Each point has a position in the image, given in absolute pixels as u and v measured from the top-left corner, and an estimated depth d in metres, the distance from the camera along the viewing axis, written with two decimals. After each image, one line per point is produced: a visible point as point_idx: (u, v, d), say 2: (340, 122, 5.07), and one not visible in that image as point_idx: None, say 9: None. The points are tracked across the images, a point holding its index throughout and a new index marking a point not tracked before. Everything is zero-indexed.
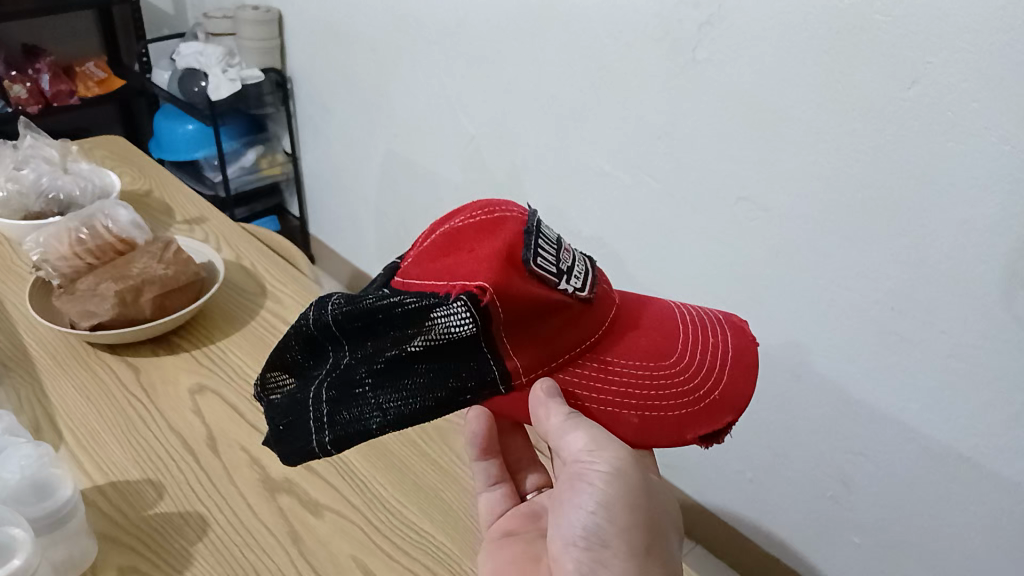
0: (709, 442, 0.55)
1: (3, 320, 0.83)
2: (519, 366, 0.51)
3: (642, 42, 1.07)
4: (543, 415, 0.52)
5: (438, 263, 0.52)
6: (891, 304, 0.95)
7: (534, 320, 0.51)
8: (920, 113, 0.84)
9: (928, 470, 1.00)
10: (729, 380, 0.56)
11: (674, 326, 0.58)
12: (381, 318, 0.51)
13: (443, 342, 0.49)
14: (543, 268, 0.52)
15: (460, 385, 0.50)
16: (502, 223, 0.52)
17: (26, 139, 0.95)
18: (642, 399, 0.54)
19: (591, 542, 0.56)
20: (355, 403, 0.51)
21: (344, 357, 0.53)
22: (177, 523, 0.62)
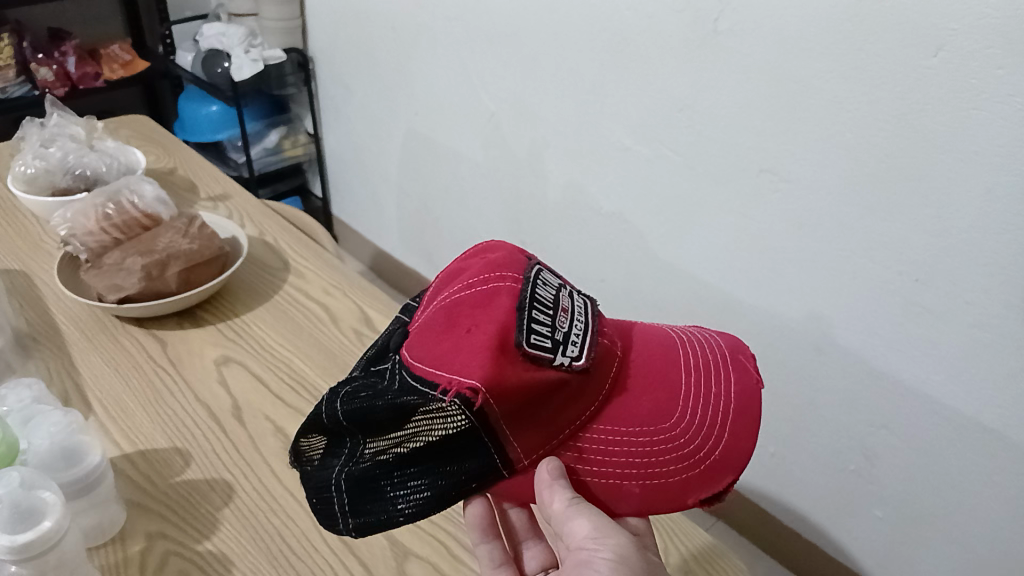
0: (709, 503, 0.54)
1: (32, 294, 0.84)
2: (522, 453, 0.50)
3: (662, 13, 1.06)
4: (546, 499, 0.50)
5: (432, 342, 0.50)
6: (915, 276, 0.94)
7: (533, 406, 0.49)
8: (943, 81, 0.83)
9: (953, 444, 0.99)
10: (730, 438, 0.54)
11: (675, 374, 0.56)
12: (383, 414, 0.50)
13: (443, 439, 0.48)
14: (539, 346, 0.50)
15: (466, 475, 0.49)
16: (496, 300, 0.51)
17: (52, 117, 0.97)
18: (643, 468, 0.53)
19: None
20: (369, 494, 0.51)
21: (358, 446, 0.52)
22: (204, 490, 0.63)
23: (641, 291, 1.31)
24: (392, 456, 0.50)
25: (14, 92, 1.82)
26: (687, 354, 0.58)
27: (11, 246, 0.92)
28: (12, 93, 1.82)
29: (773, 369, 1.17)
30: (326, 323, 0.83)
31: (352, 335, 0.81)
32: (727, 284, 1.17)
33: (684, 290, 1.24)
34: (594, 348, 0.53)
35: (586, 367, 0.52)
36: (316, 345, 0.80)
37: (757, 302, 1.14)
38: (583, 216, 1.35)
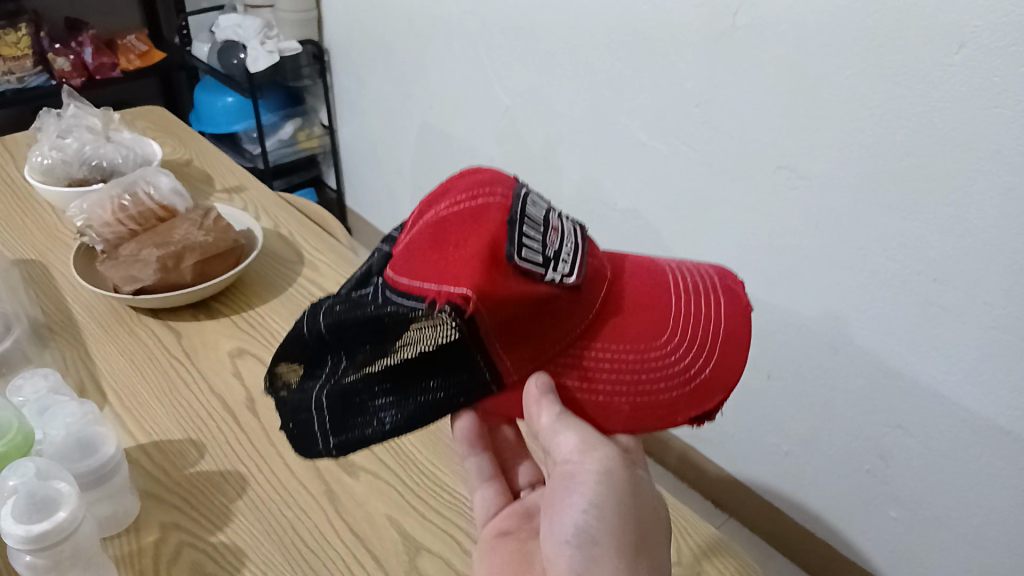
0: (699, 422, 0.54)
1: (48, 284, 0.85)
2: (510, 367, 0.49)
3: (681, 8, 1.05)
4: (535, 413, 0.50)
5: (417, 255, 0.49)
6: (933, 275, 0.93)
7: (524, 320, 0.48)
8: (966, 78, 0.82)
9: (969, 445, 0.98)
10: (720, 358, 0.54)
11: (666, 297, 0.55)
12: (368, 327, 0.48)
13: (432, 352, 0.47)
14: (530, 260, 0.48)
15: (453, 391, 0.49)
16: (485, 212, 0.49)
17: (69, 108, 0.97)
18: (633, 386, 0.52)
19: (583, 540, 0.52)
20: (353, 409, 0.50)
21: (342, 364, 0.51)
22: (218, 481, 0.63)
23: None
24: (378, 370, 0.49)
25: (32, 82, 1.83)
26: (675, 279, 0.58)
27: (28, 236, 0.92)
28: (30, 83, 1.83)
29: (787, 367, 1.16)
30: None
31: None
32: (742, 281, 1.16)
33: None
34: (584, 271, 0.52)
35: (576, 285, 0.51)
36: None
37: (772, 300, 1.13)
38: (598, 211, 1.35)
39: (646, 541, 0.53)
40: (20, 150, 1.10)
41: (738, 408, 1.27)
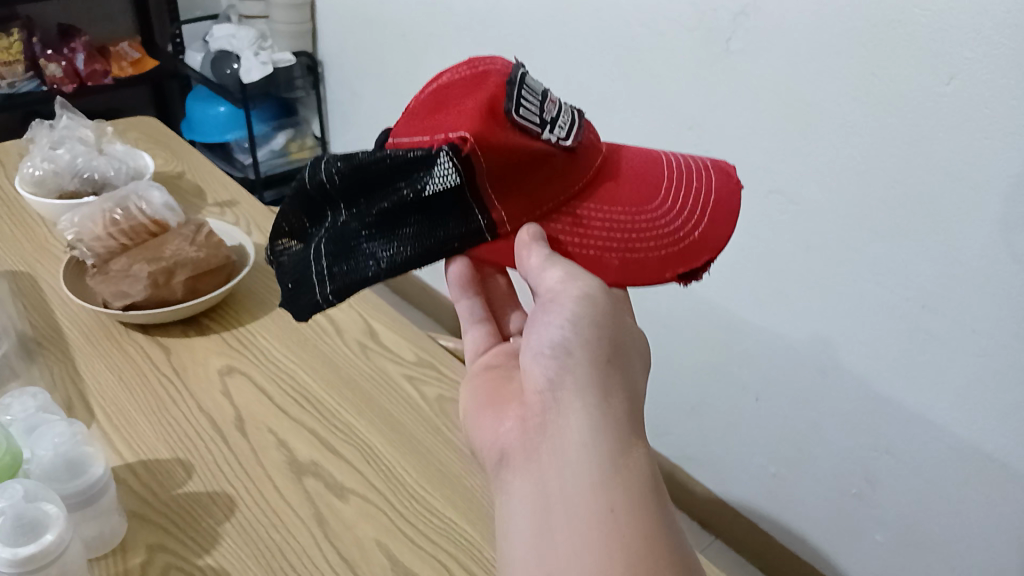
0: (688, 280, 0.58)
1: (37, 297, 0.84)
2: (504, 216, 0.56)
3: (676, 32, 1.06)
4: (525, 257, 0.55)
5: (426, 119, 0.57)
6: (922, 302, 0.94)
7: (518, 170, 0.55)
8: (956, 109, 0.83)
9: (955, 470, 0.99)
10: (710, 223, 0.58)
11: (660, 172, 0.60)
12: (371, 172, 0.54)
13: (432, 196, 0.54)
14: (526, 118, 0.55)
15: (448, 234, 0.55)
16: (485, 77, 0.56)
17: (62, 119, 0.97)
18: (624, 242, 0.57)
19: (557, 353, 0.55)
20: (349, 251, 0.55)
21: (341, 216, 0.57)
22: (206, 503, 0.63)
23: (645, 307, 1.31)
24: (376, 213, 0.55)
25: (22, 88, 1.82)
26: (673, 158, 0.62)
27: (17, 247, 0.92)
28: (20, 89, 1.82)
29: (776, 389, 1.16)
30: (331, 334, 0.83)
31: (357, 348, 0.81)
32: (732, 302, 1.16)
33: (688, 307, 1.23)
34: (580, 137, 0.58)
35: (571, 147, 0.57)
36: (320, 358, 0.79)
37: (762, 322, 1.13)
38: None
39: (616, 357, 0.56)
40: (11, 160, 1.09)
41: (727, 428, 1.27)
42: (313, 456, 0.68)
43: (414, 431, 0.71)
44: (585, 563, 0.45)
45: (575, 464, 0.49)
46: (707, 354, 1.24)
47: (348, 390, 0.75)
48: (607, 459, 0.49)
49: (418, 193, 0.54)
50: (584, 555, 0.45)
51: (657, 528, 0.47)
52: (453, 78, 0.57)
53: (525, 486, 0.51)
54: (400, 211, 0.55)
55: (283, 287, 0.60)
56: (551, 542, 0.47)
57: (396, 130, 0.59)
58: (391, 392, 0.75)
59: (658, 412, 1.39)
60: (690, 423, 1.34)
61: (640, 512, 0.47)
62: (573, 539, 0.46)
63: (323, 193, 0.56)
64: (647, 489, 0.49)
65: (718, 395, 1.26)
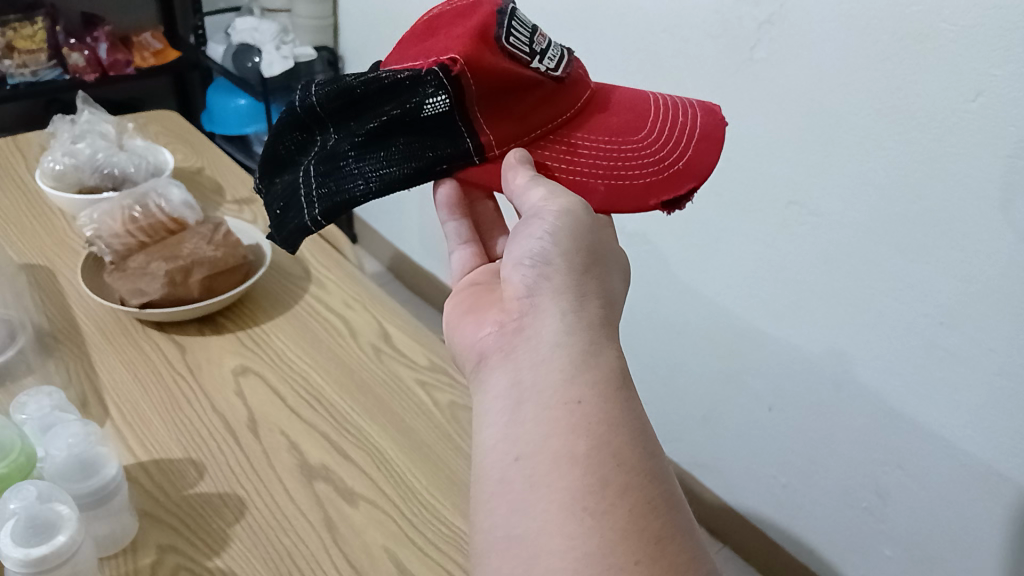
0: (672, 209, 0.61)
1: (54, 291, 0.85)
2: (492, 140, 0.59)
3: (700, 39, 1.05)
4: (510, 179, 0.58)
5: (419, 46, 0.60)
6: (940, 318, 0.93)
7: (507, 93, 0.58)
8: (981, 125, 0.82)
9: (967, 487, 0.98)
10: (692, 153, 0.62)
11: (645, 110, 0.64)
12: (360, 93, 0.58)
13: (421, 118, 0.58)
14: (515, 47, 0.59)
15: (435, 155, 0.58)
16: (476, 7, 0.59)
17: (84, 114, 0.97)
18: (609, 168, 0.61)
19: (535, 261, 0.54)
20: (338, 173, 0.59)
21: (331, 138, 0.60)
22: (216, 504, 0.63)
23: (660, 313, 1.30)
24: (365, 135, 0.59)
25: (46, 76, 1.83)
26: (661, 96, 0.67)
27: (36, 240, 0.92)
28: (43, 77, 1.83)
29: (789, 400, 1.16)
30: (345, 336, 0.83)
31: (371, 351, 0.81)
32: (748, 312, 1.16)
33: (704, 315, 1.23)
34: (567, 69, 0.62)
35: (559, 79, 0.61)
36: (334, 360, 0.80)
37: (777, 333, 1.13)
38: None
39: (594, 265, 0.55)
40: (34, 151, 1.10)
41: (738, 437, 1.27)
42: (324, 460, 0.68)
43: (425, 437, 0.71)
44: (552, 447, 0.44)
45: (548, 358, 0.48)
46: (721, 362, 1.23)
47: (360, 393, 0.76)
48: (579, 353, 0.48)
49: (408, 115, 0.58)
50: (553, 441, 0.44)
51: (627, 420, 0.46)
52: (445, 11, 0.61)
53: (499, 382, 0.50)
54: (386, 130, 0.58)
55: (272, 212, 0.63)
56: (520, 431, 0.46)
57: (388, 60, 0.63)
58: (403, 397, 0.76)
59: (669, 417, 1.38)
60: (701, 430, 1.33)
61: (610, 401, 0.46)
62: (542, 425, 0.45)
63: (314, 115, 0.60)
64: (619, 384, 0.47)
65: (731, 403, 1.25)
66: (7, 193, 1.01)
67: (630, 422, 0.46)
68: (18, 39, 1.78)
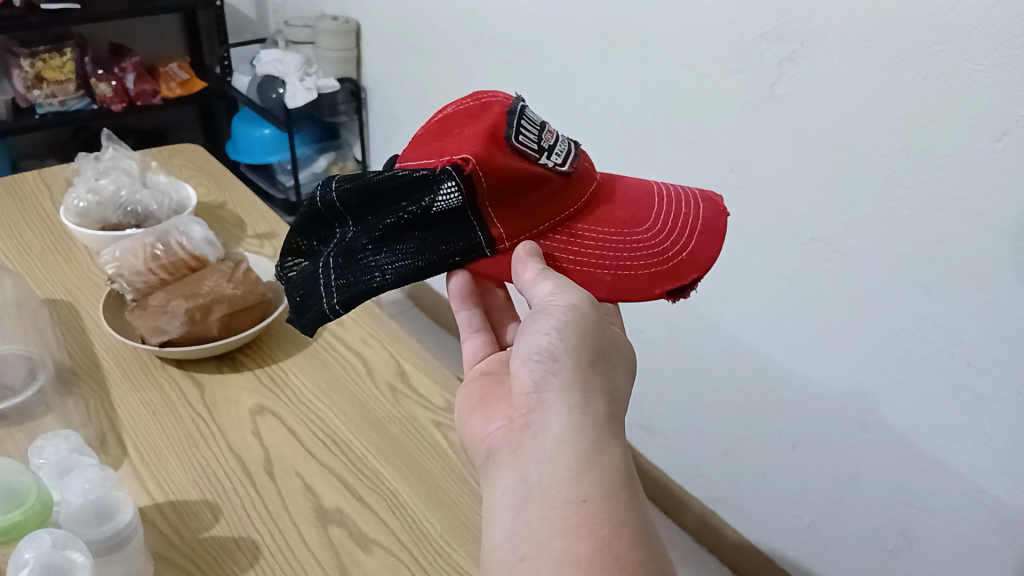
0: (675, 297, 0.63)
1: (76, 328, 0.85)
2: (504, 233, 0.60)
3: (721, 73, 1.05)
4: (520, 272, 0.59)
5: (430, 144, 0.62)
6: (967, 360, 0.91)
7: (517, 191, 0.59)
8: (1008, 166, 0.81)
9: (995, 533, 0.96)
10: (696, 245, 0.64)
11: (649, 201, 0.66)
12: (379, 191, 0.60)
13: (435, 214, 0.59)
14: (525, 145, 0.60)
15: (449, 249, 0.59)
16: (487, 110, 0.62)
17: (108, 151, 0.99)
18: (617, 260, 0.62)
19: (543, 359, 0.57)
20: (356, 264, 0.60)
21: (349, 231, 0.62)
22: (231, 548, 0.63)
23: (681, 348, 1.29)
24: (381, 229, 0.60)
25: (73, 106, 1.86)
26: (662, 187, 0.68)
27: (59, 275, 0.93)
28: (71, 107, 1.86)
29: (813, 439, 1.14)
30: (362, 374, 0.83)
31: (387, 390, 0.81)
32: (771, 349, 1.14)
33: (726, 350, 1.21)
34: (574, 164, 0.63)
35: (567, 173, 0.62)
36: (350, 400, 0.79)
37: (800, 370, 1.11)
38: None
39: (599, 363, 0.58)
40: (60, 185, 1.12)
41: (761, 475, 1.25)
42: (339, 504, 0.68)
43: (441, 480, 0.71)
44: (558, 548, 0.47)
45: (554, 458, 0.52)
46: (743, 398, 1.22)
47: (377, 434, 0.75)
48: (583, 455, 0.52)
49: (422, 211, 0.59)
50: (558, 542, 0.48)
51: (628, 521, 0.49)
52: (457, 110, 0.63)
53: (508, 478, 0.54)
54: (402, 226, 0.59)
55: (293, 301, 0.65)
56: (527, 531, 0.49)
57: (403, 155, 0.65)
58: (419, 439, 0.75)
59: (691, 453, 1.37)
60: (723, 467, 1.31)
61: (611, 503, 0.49)
62: (548, 525, 0.49)
63: (334, 211, 0.62)
64: (622, 484, 0.51)
65: (753, 441, 1.23)
66: (33, 228, 1.02)
67: (631, 523, 0.49)
68: (46, 69, 1.82)
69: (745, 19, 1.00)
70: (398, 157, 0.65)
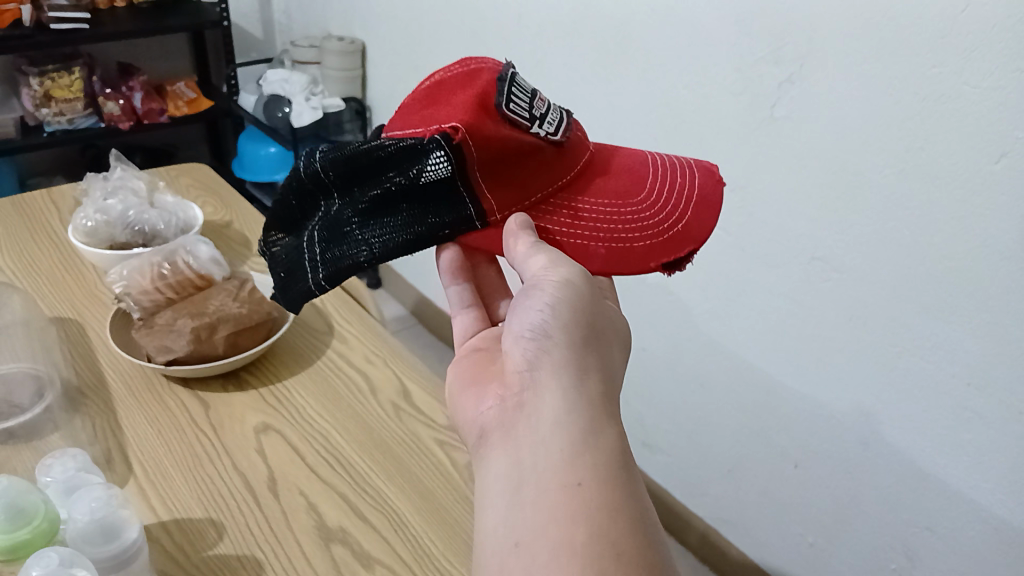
0: (671, 270, 0.64)
1: (83, 346, 0.86)
2: (493, 206, 0.61)
3: (721, 94, 1.06)
4: (512, 245, 0.60)
5: (419, 111, 0.62)
6: (968, 379, 0.91)
7: (507, 161, 0.60)
8: (1006, 187, 0.82)
9: (999, 553, 0.96)
10: (690, 217, 0.65)
11: (643, 173, 0.67)
12: (364, 161, 0.61)
13: (423, 185, 0.60)
14: (517, 113, 0.61)
15: (437, 222, 0.61)
16: (476, 75, 0.61)
17: (116, 171, 1.00)
18: (609, 234, 0.64)
19: (535, 334, 0.58)
20: (342, 239, 0.62)
21: (334, 204, 0.63)
22: (234, 566, 0.63)
23: (684, 366, 1.29)
24: (367, 202, 0.61)
25: (82, 124, 1.88)
26: (657, 157, 0.70)
27: (67, 294, 0.95)
28: (79, 125, 1.88)
29: (815, 457, 1.14)
30: (366, 393, 0.84)
31: (390, 408, 0.82)
32: (773, 367, 1.15)
33: (728, 368, 1.22)
34: (566, 133, 0.64)
35: (559, 142, 0.63)
36: (352, 417, 0.80)
37: (802, 389, 1.12)
38: (629, 285, 1.34)
39: (593, 341, 0.59)
40: (68, 205, 1.13)
41: (764, 493, 1.25)
42: (342, 522, 0.68)
43: (442, 497, 0.71)
44: (551, 533, 0.48)
45: (548, 441, 0.52)
46: (746, 416, 1.22)
47: (379, 452, 0.76)
48: (577, 437, 0.52)
49: (410, 182, 0.60)
50: (552, 528, 0.48)
51: (625, 506, 0.49)
52: (446, 76, 0.62)
53: (501, 463, 0.54)
54: (390, 198, 0.61)
55: (277, 276, 0.67)
56: (520, 516, 0.50)
57: (390, 122, 0.65)
58: (422, 457, 0.76)
59: (694, 471, 1.37)
60: (726, 485, 1.31)
61: (608, 486, 0.50)
62: (542, 511, 0.49)
63: (317, 183, 0.63)
64: (617, 467, 0.51)
65: (756, 459, 1.24)
66: (41, 247, 1.03)
67: (628, 508, 0.49)
68: (55, 88, 1.83)
69: (745, 41, 1.01)
70: (386, 125, 0.65)
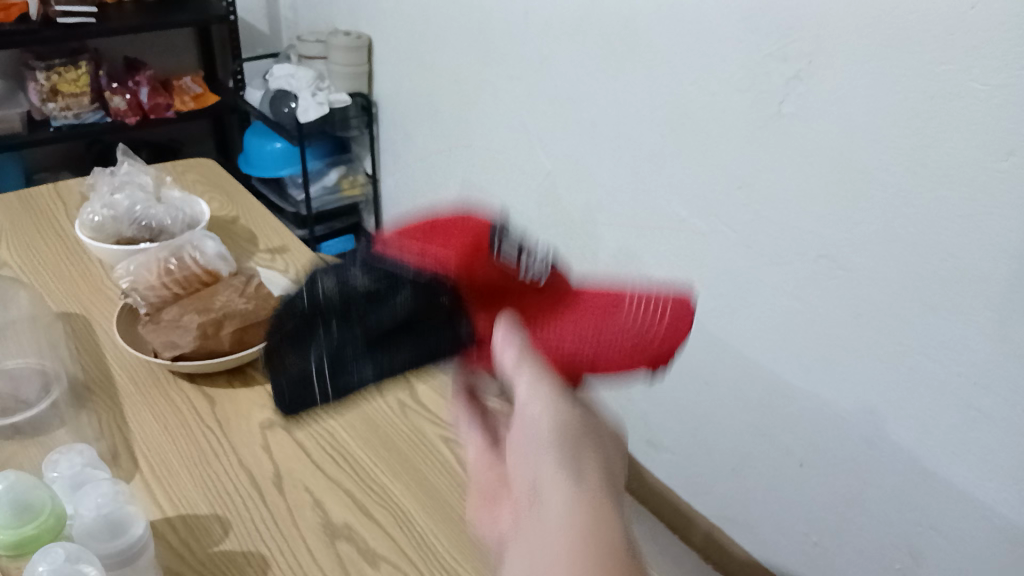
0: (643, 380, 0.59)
1: (89, 340, 0.86)
2: (481, 331, 0.55)
3: (729, 91, 1.06)
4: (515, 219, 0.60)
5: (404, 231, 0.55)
6: (974, 378, 0.91)
7: (495, 289, 0.55)
8: (1014, 185, 0.81)
9: (1005, 554, 0.95)
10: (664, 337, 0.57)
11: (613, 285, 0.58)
12: (352, 311, 0.53)
13: (411, 333, 0.54)
14: (508, 258, 0.55)
15: (435, 352, 0.55)
16: (461, 241, 0.54)
17: (123, 166, 1.01)
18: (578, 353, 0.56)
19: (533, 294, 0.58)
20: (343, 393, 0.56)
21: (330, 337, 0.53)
22: (240, 563, 0.63)
23: (689, 364, 1.29)
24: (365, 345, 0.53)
25: (88, 119, 1.89)
26: None
27: (74, 289, 0.95)
28: (86, 120, 1.89)
29: (820, 456, 1.14)
30: None
31: (396, 406, 0.81)
32: (779, 366, 1.14)
33: (733, 366, 1.22)
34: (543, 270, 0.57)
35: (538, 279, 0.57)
36: (358, 414, 0.80)
37: (808, 388, 1.11)
38: None
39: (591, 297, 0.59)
40: (76, 200, 1.14)
41: (769, 492, 1.24)
42: (347, 519, 0.68)
43: (448, 494, 0.71)
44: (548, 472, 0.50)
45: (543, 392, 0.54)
46: (752, 415, 1.22)
47: (385, 449, 0.76)
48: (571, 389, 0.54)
49: (401, 322, 0.53)
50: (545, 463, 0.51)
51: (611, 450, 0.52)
52: (427, 227, 0.55)
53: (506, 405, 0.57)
54: (387, 335, 0.54)
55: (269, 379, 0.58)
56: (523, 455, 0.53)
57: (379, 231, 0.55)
58: (428, 454, 0.76)
59: (699, 469, 1.36)
60: (730, 483, 1.31)
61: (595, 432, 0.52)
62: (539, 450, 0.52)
63: (310, 315, 0.54)
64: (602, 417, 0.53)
65: (761, 457, 1.23)
66: (48, 242, 1.03)
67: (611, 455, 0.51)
68: (61, 82, 1.84)
69: (753, 38, 1.01)
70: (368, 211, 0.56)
